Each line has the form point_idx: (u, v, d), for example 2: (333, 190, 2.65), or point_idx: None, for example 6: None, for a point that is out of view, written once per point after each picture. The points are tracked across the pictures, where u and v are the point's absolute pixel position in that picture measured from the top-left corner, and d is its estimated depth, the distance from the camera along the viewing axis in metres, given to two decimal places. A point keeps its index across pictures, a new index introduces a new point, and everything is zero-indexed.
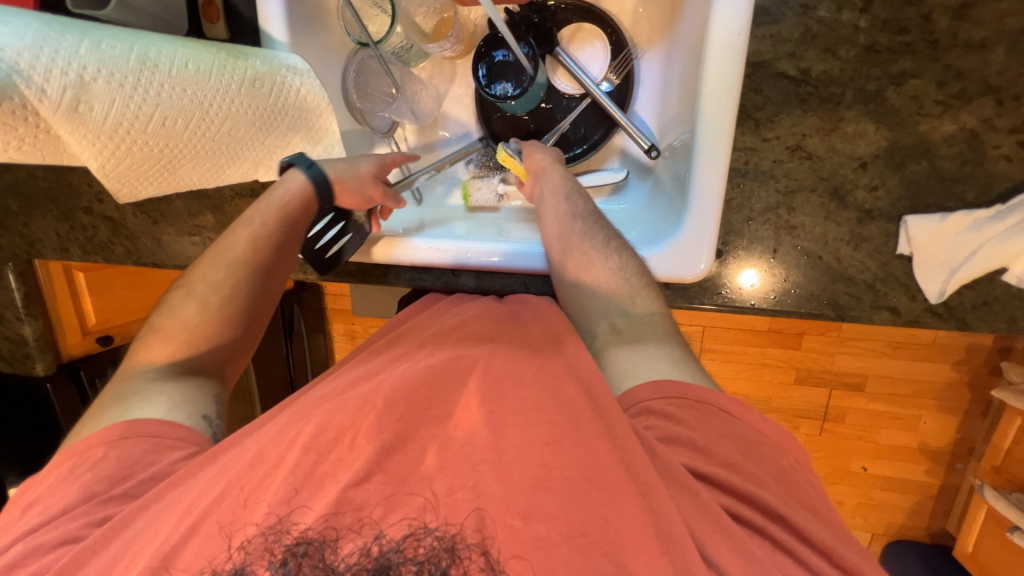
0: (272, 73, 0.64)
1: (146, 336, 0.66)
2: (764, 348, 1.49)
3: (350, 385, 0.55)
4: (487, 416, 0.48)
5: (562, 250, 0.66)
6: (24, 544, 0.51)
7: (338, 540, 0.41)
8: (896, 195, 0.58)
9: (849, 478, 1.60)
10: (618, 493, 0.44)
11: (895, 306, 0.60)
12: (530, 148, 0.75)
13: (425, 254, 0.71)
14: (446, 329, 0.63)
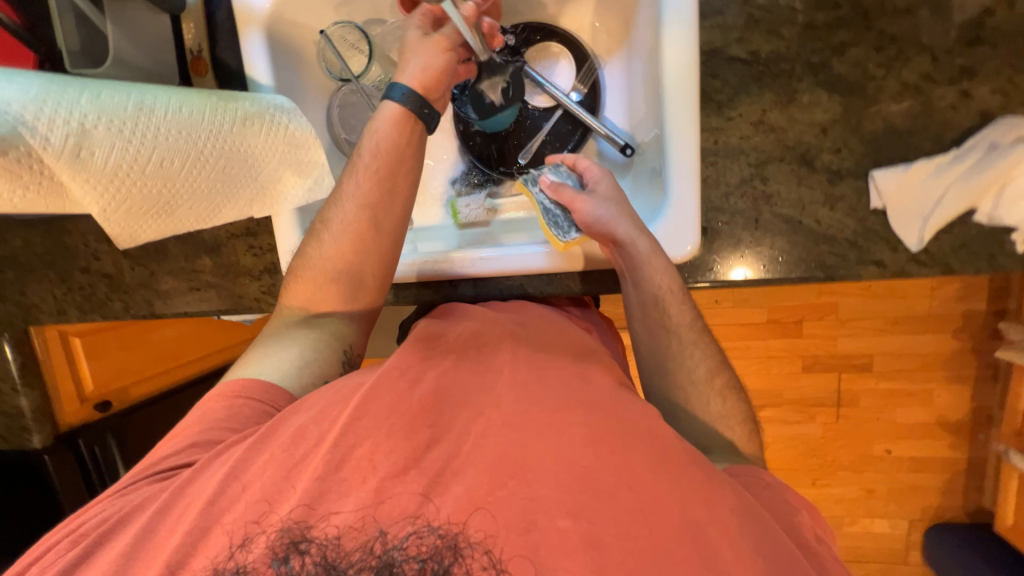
0: (261, 112, 0.67)
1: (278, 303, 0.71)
2: (767, 338, 1.50)
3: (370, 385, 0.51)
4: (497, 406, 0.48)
5: (647, 329, 0.67)
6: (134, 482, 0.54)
7: (340, 538, 0.42)
8: (859, 154, 0.61)
9: (875, 463, 1.56)
10: (636, 464, 0.45)
11: (880, 259, 0.62)
12: (615, 219, 0.64)
13: (482, 264, 0.71)
14: (481, 320, 0.63)
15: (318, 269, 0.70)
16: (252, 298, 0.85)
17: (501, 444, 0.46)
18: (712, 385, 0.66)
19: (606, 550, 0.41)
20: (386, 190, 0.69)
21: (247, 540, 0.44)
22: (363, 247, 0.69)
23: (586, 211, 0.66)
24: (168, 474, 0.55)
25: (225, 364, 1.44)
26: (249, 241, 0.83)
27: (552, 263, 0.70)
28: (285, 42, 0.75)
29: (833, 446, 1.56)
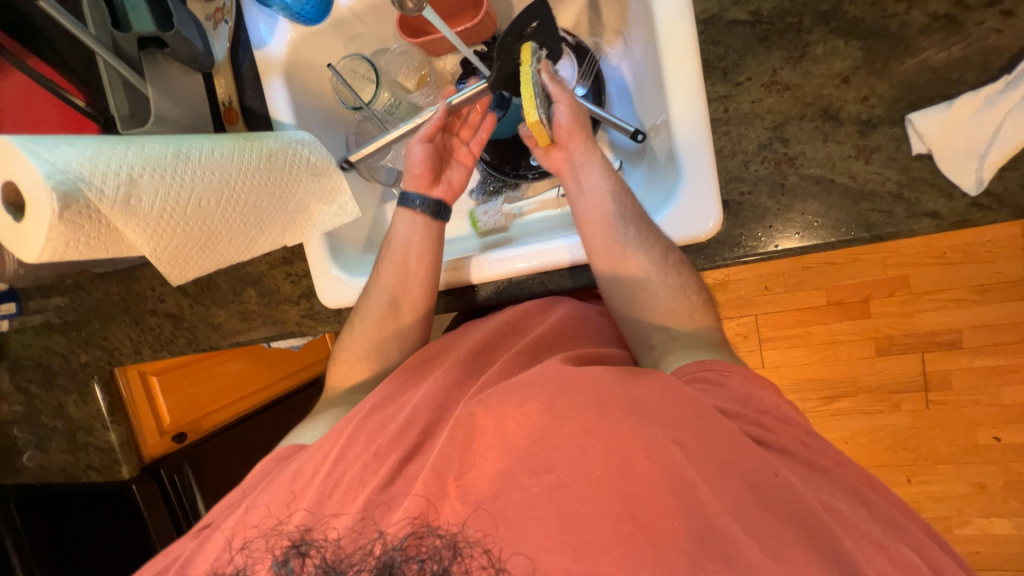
0: (284, 147, 0.73)
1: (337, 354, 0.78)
2: (828, 321, 1.37)
3: (372, 408, 0.58)
4: (512, 398, 0.48)
5: (595, 229, 0.66)
6: (184, 543, 0.59)
7: (340, 540, 0.46)
8: (891, 98, 0.56)
9: (983, 453, 1.36)
10: (648, 449, 0.43)
11: (933, 210, 0.56)
12: (581, 132, 0.70)
13: (489, 266, 0.72)
14: (503, 340, 0.65)
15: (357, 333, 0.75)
16: (293, 322, 0.90)
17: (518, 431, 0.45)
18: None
19: (604, 544, 0.41)
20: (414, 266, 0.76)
21: (245, 544, 0.50)
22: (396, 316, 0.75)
23: (563, 109, 0.69)
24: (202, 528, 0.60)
25: (284, 394, 1.53)
26: (286, 269, 0.89)
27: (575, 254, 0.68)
28: (302, 83, 0.81)
29: (927, 437, 1.38)
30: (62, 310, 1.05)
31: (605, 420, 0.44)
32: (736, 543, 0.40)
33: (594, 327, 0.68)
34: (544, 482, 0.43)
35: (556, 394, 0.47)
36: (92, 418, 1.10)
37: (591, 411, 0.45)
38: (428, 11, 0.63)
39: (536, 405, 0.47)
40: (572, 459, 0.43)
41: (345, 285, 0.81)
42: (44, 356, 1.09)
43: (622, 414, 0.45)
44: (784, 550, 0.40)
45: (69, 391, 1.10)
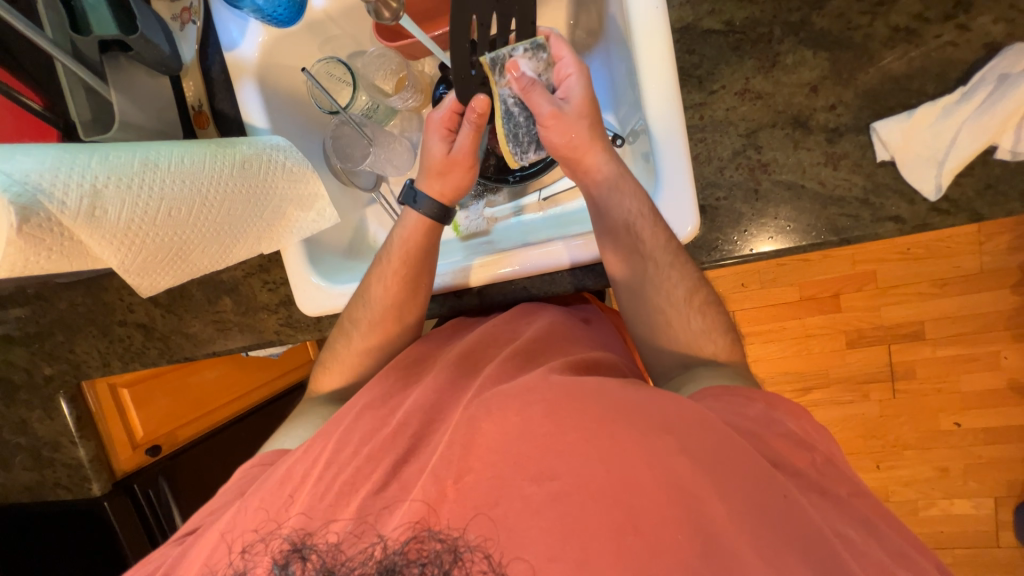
0: (258, 153, 0.71)
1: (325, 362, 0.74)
2: (801, 316, 1.42)
3: (364, 409, 0.57)
4: (497, 405, 0.47)
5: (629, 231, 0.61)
6: (163, 551, 0.57)
7: (340, 544, 0.43)
8: (856, 107, 0.59)
9: (945, 439, 1.44)
10: (641, 455, 0.42)
11: (896, 215, 0.59)
12: (576, 136, 0.61)
13: (463, 269, 0.72)
14: (489, 343, 0.64)
15: (343, 353, 0.72)
16: (272, 331, 0.88)
17: (507, 435, 0.45)
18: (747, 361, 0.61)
19: (600, 549, 0.39)
20: (410, 297, 0.70)
21: (246, 548, 0.47)
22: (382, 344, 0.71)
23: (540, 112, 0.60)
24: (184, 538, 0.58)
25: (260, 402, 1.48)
26: (263, 277, 0.87)
27: (561, 260, 0.68)
28: (276, 87, 0.79)
29: (893, 424, 1.45)
30: (21, 322, 1.00)
31: (594, 424, 0.44)
32: (731, 546, 0.39)
33: (582, 332, 0.67)
34: (545, 490, 0.42)
35: (544, 399, 0.47)
36: (58, 434, 1.05)
37: (578, 414, 0.45)
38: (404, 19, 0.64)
39: (528, 410, 0.46)
40: (562, 467, 0.42)
41: (323, 293, 0.80)
42: (5, 369, 1.04)
43: (609, 418, 0.44)
44: (784, 556, 0.39)
45: (32, 407, 1.04)
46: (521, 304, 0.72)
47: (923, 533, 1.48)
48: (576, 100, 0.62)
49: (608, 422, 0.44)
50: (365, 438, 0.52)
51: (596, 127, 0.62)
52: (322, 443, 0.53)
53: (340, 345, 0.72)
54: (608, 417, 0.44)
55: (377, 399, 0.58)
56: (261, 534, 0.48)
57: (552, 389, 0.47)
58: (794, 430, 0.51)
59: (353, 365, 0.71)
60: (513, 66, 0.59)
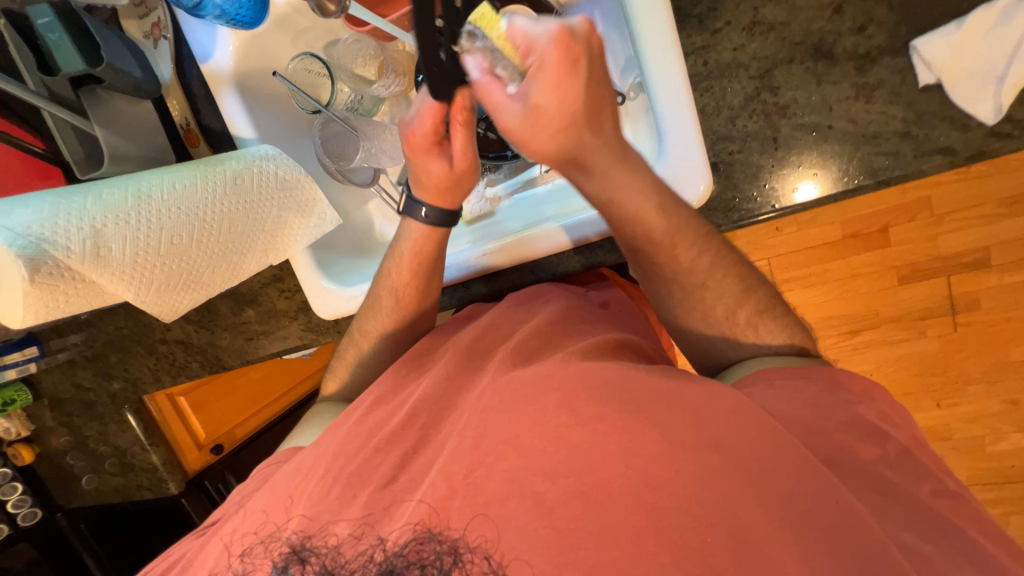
0: (248, 166, 0.70)
1: (337, 368, 0.74)
2: (846, 256, 1.31)
3: (374, 402, 0.56)
4: (502, 400, 0.45)
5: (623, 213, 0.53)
6: (190, 540, 0.61)
7: (340, 546, 0.43)
8: (892, 25, 0.50)
9: (1015, 370, 1.33)
10: (655, 445, 0.40)
11: (945, 146, 0.50)
12: (535, 149, 0.49)
13: (471, 261, 0.70)
14: (493, 328, 0.61)
15: (348, 347, 0.73)
16: (295, 336, 0.91)
17: (514, 434, 0.43)
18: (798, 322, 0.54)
19: (616, 543, 0.38)
20: (414, 300, 0.68)
21: (244, 552, 0.48)
22: (386, 341, 0.70)
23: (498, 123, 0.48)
24: (208, 528, 0.61)
25: (303, 399, 1.52)
26: (279, 286, 0.88)
27: (562, 239, 0.65)
28: (258, 93, 0.77)
29: (954, 360, 1.35)
30: (79, 348, 1.04)
31: (604, 411, 0.42)
32: (756, 534, 0.37)
33: (594, 313, 0.63)
34: (559, 487, 0.40)
35: (556, 387, 0.44)
36: (131, 443, 1.13)
37: (585, 408, 0.43)
38: (352, 7, 0.64)
39: (538, 402, 0.44)
40: (572, 464, 0.41)
41: (335, 297, 0.80)
42: (77, 393, 1.08)
43: (618, 409, 0.42)
44: (817, 544, 0.37)
45: (87, 422, 1.10)
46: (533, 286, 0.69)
47: (991, 469, 1.40)
48: (531, 107, 0.45)
49: (618, 414, 0.42)
50: (375, 432, 0.51)
51: (563, 135, 0.46)
52: (335, 438, 0.53)
53: (343, 340, 0.74)
54: (620, 403, 0.43)
55: (388, 391, 0.57)
56: (271, 537, 0.48)
57: (572, 378, 0.45)
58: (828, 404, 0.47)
59: (357, 357, 0.72)
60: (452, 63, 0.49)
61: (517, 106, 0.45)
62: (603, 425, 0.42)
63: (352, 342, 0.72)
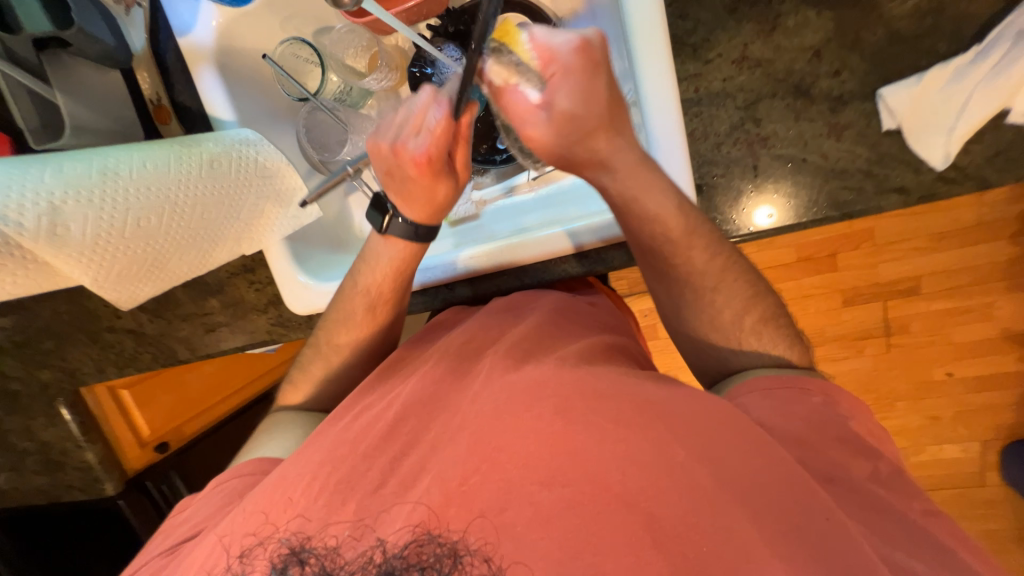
0: (228, 151, 0.67)
1: (310, 372, 0.70)
2: (799, 279, 1.40)
3: (362, 408, 0.54)
4: (497, 408, 0.46)
5: (652, 218, 0.54)
6: (150, 555, 0.57)
7: (340, 548, 0.42)
8: (862, 72, 0.55)
9: (938, 389, 1.47)
10: (649, 456, 0.42)
11: (902, 185, 0.56)
12: (546, 150, 0.52)
13: (468, 262, 0.69)
14: (495, 330, 0.60)
15: (313, 359, 0.70)
16: (263, 331, 0.87)
17: (510, 441, 0.43)
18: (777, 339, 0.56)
19: (610, 551, 0.39)
20: (378, 310, 0.66)
21: (230, 557, 0.46)
22: (357, 346, 0.68)
23: (520, 127, 0.51)
24: (168, 552, 0.56)
25: (246, 404, 1.42)
26: (248, 277, 0.84)
27: (564, 244, 0.65)
28: (238, 74, 0.73)
29: (887, 377, 1.48)
30: (9, 333, 0.94)
31: (597, 421, 0.43)
32: (747, 544, 0.38)
33: (584, 314, 0.65)
34: (556, 495, 0.41)
35: (551, 394, 0.45)
36: (64, 440, 1.03)
37: (579, 419, 0.43)
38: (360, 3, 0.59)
39: (534, 408, 0.45)
40: (568, 473, 0.41)
41: (313, 291, 0.76)
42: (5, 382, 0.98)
43: (613, 419, 0.43)
44: (800, 553, 0.39)
45: (15, 414, 1.00)
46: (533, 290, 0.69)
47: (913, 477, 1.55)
48: (556, 113, 0.49)
49: (613, 424, 0.43)
50: (360, 437, 0.49)
51: (586, 139, 0.50)
52: (319, 445, 0.51)
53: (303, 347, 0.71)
54: (619, 412, 0.44)
55: (376, 397, 0.55)
56: (259, 539, 0.46)
57: (567, 386, 0.46)
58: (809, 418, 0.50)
59: (321, 367, 0.69)
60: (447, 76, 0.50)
61: (542, 115, 0.50)
62: (597, 432, 0.43)
63: (316, 353, 0.70)
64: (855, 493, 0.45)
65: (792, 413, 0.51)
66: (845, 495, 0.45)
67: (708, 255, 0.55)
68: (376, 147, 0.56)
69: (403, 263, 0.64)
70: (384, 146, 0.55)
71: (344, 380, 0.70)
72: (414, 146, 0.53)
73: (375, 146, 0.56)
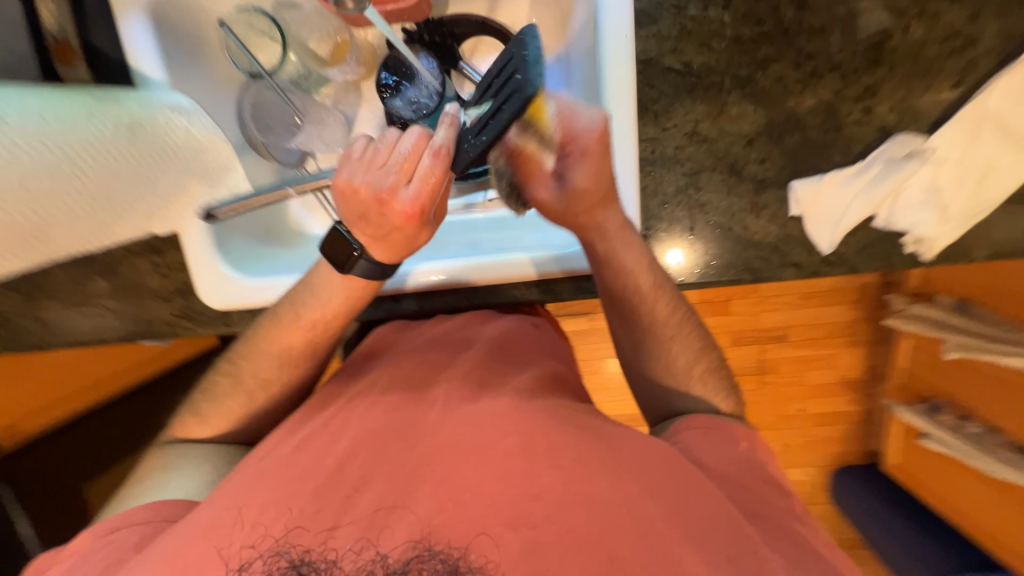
0: (151, 114, 0.60)
1: (223, 395, 0.63)
2: (703, 322, 1.57)
3: (305, 438, 0.49)
4: (453, 438, 0.45)
5: (633, 266, 0.60)
6: None
7: (338, 562, 0.39)
8: (781, 164, 0.65)
9: (791, 422, 1.73)
10: (610, 503, 0.41)
11: (798, 262, 0.67)
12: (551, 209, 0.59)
13: (431, 276, 0.68)
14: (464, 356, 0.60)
15: (230, 392, 0.62)
16: (163, 322, 0.76)
17: (469, 477, 0.42)
18: (705, 384, 0.62)
19: None
20: (313, 342, 0.62)
21: None
22: (286, 373, 0.63)
23: (533, 187, 0.58)
24: None
25: (78, 416, 1.10)
26: (153, 258, 0.73)
27: (529, 269, 0.67)
28: (178, 31, 0.66)
29: (758, 410, 1.72)
30: None
31: (559, 462, 0.42)
32: None
33: (529, 336, 0.68)
34: (520, 538, 0.39)
35: (514, 430, 0.45)
36: None
37: (538, 461, 0.42)
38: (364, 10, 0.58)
39: (493, 444, 0.44)
40: (530, 519, 0.40)
41: (236, 286, 0.69)
42: None
43: (572, 460, 0.43)
44: None
45: None
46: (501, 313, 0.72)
47: None
48: (569, 186, 0.56)
49: (574, 467, 0.42)
50: (298, 466, 0.45)
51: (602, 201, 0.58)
52: (256, 476, 0.45)
53: (218, 376, 0.64)
54: (585, 455, 0.43)
55: (317, 426, 0.50)
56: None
57: (526, 422, 0.46)
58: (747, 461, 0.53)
59: (240, 401, 0.62)
60: (454, 121, 0.49)
61: (555, 183, 0.57)
62: (560, 475, 0.42)
63: (236, 385, 0.62)
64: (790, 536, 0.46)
65: (733, 462, 0.52)
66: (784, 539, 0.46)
67: (672, 307, 0.62)
68: (347, 186, 0.48)
69: (350, 302, 0.61)
70: (361, 189, 0.48)
71: (265, 403, 0.63)
72: (403, 198, 0.48)
73: (346, 185, 0.48)
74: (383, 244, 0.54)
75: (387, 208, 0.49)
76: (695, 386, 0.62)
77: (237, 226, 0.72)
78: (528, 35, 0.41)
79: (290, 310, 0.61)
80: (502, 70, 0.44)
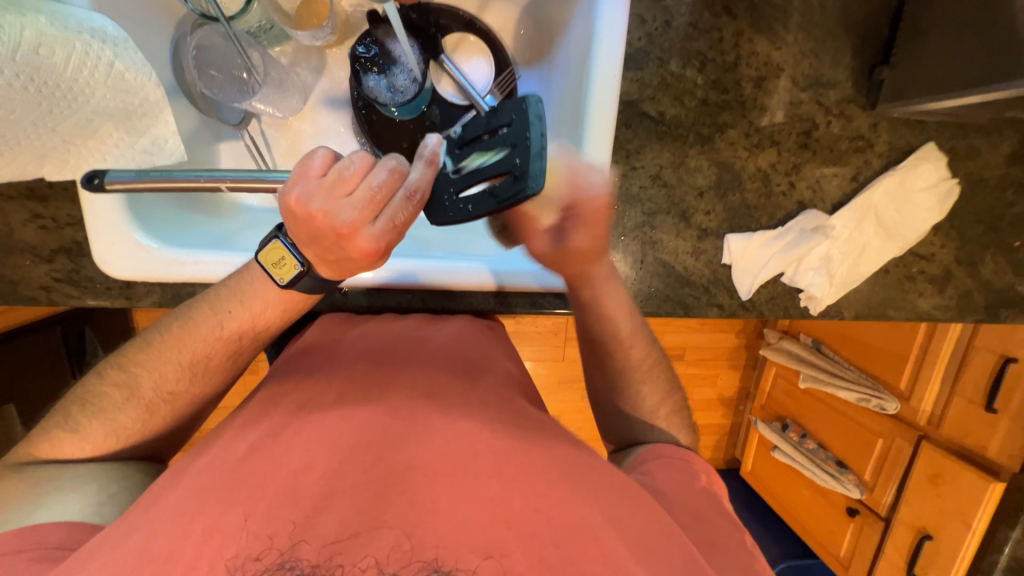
0: (69, 40, 0.51)
1: (114, 407, 0.54)
2: None
3: (249, 454, 0.45)
4: (421, 458, 0.45)
5: (592, 309, 0.65)
6: None
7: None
8: (722, 218, 0.74)
9: None
10: (577, 529, 0.43)
11: (721, 303, 0.75)
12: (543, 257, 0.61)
13: (393, 276, 0.64)
14: (425, 371, 0.59)
15: (122, 407, 0.55)
16: (35, 286, 0.63)
17: (442, 497, 0.42)
18: (638, 404, 0.69)
19: None
20: (235, 354, 0.57)
21: None
22: (196, 386, 0.57)
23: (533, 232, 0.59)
24: None
25: None
26: (33, 210, 0.61)
27: (478, 280, 0.65)
28: None
29: None
30: None
31: (528, 482, 0.44)
32: None
33: (484, 343, 0.68)
34: (491, 567, 0.39)
35: (485, 449, 0.46)
36: None
37: (506, 486, 0.44)
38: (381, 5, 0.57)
39: (468, 464, 0.45)
40: (503, 546, 0.40)
41: (151, 258, 0.59)
42: None
43: (540, 479, 0.45)
44: None
45: None
46: (458, 318, 0.71)
47: None
48: (565, 246, 0.59)
49: (540, 489, 0.44)
50: (254, 483, 0.42)
51: (580, 253, 0.60)
52: (205, 494, 0.42)
53: (107, 387, 0.55)
54: (553, 472, 0.46)
55: (266, 438, 0.47)
56: None
57: (498, 444, 0.48)
58: (685, 483, 0.58)
59: (136, 417, 0.55)
60: (433, 159, 0.47)
61: (549, 240, 0.59)
62: (531, 497, 0.44)
63: (131, 398, 0.55)
64: (727, 558, 0.50)
65: (671, 482, 0.58)
66: (718, 558, 0.50)
67: (628, 345, 0.68)
68: (300, 209, 0.44)
69: (286, 315, 0.56)
70: (316, 215, 0.44)
71: (173, 411, 0.57)
72: (366, 234, 0.45)
73: (298, 206, 0.44)
74: (330, 266, 0.50)
75: (341, 237, 0.45)
76: (631, 405, 0.69)
77: (153, 198, 0.61)
78: (530, 113, 0.43)
79: (212, 313, 0.55)
80: (497, 132, 0.45)
